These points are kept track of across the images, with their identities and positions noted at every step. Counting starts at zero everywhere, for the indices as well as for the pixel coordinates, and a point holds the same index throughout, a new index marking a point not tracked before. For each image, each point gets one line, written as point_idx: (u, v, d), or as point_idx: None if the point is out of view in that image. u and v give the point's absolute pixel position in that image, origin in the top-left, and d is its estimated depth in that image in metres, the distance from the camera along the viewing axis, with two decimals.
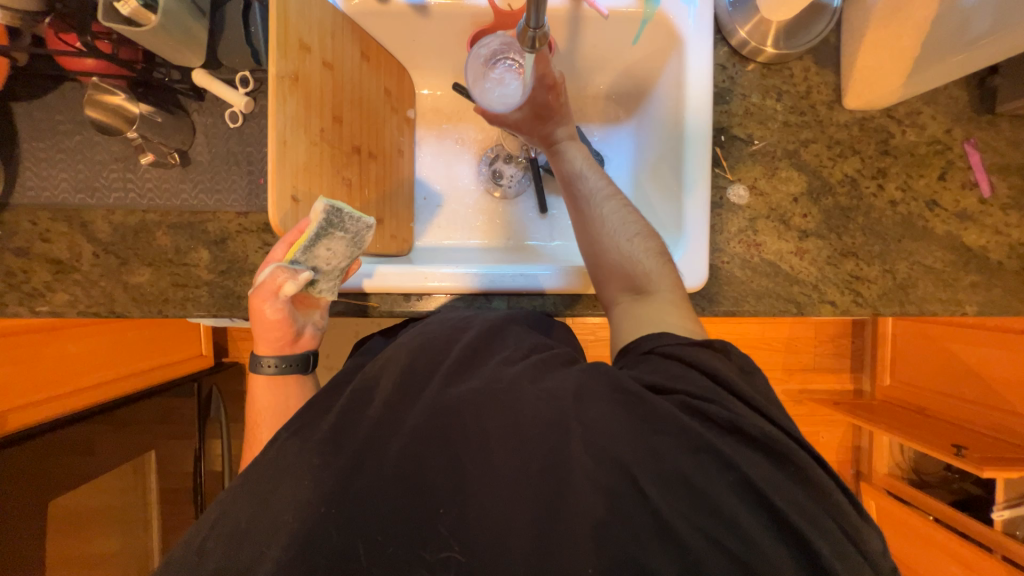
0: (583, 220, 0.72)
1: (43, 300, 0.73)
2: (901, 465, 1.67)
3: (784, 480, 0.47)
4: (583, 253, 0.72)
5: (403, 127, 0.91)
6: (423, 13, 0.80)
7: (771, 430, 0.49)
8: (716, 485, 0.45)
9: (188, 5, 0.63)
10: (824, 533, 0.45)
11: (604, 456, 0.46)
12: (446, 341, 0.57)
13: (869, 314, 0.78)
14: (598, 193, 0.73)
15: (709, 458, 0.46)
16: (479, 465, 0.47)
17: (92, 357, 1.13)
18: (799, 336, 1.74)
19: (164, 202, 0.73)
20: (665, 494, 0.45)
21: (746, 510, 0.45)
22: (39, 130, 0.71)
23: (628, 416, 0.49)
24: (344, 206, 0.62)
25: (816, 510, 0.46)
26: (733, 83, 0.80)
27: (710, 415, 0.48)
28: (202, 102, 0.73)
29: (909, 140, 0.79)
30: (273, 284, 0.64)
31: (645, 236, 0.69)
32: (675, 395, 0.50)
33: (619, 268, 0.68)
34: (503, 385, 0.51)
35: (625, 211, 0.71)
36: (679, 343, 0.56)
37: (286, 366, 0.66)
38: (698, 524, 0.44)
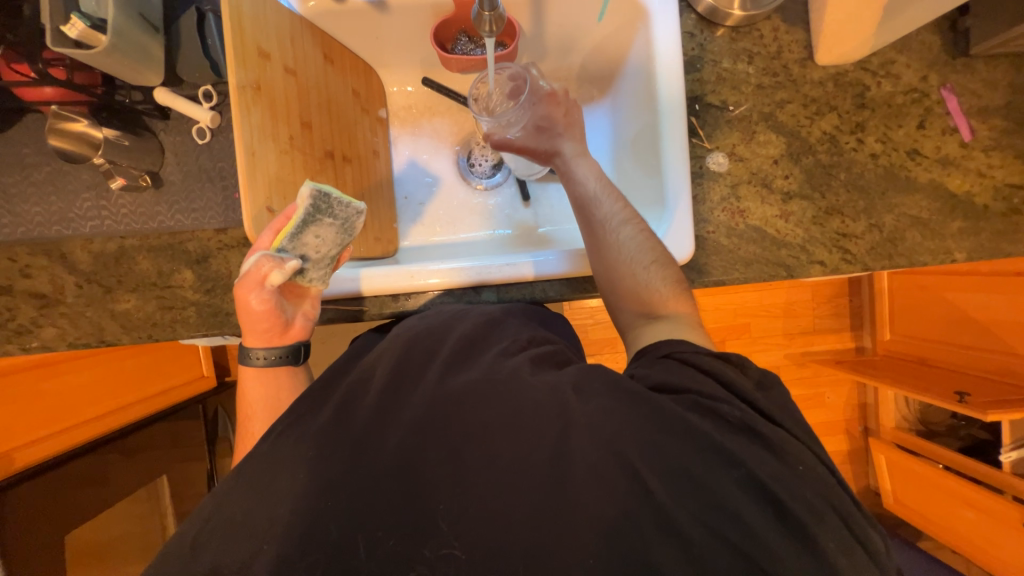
0: (596, 243, 0.71)
1: (32, 336, 0.73)
2: (907, 417, 1.67)
3: (790, 476, 0.47)
4: (596, 274, 0.71)
5: (376, 127, 0.90)
6: (382, 8, 0.78)
7: (782, 433, 0.50)
8: (722, 482, 0.45)
9: (139, 22, 0.61)
10: (829, 531, 0.45)
11: (608, 451, 0.46)
12: (442, 331, 0.59)
13: (860, 270, 0.78)
14: (614, 218, 0.71)
15: (715, 454, 0.47)
16: (480, 459, 0.47)
17: (92, 389, 1.13)
18: (797, 300, 1.74)
19: (141, 226, 0.72)
20: (672, 492, 0.45)
21: (752, 504, 0.45)
22: (5, 165, 0.70)
23: (634, 415, 0.49)
24: (332, 191, 0.61)
25: (821, 504, 0.46)
26: (703, 50, 0.79)
27: (721, 414, 0.49)
28: (167, 121, 0.71)
29: (885, 91, 0.78)
30: (259, 273, 0.62)
31: (662, 263, 0.69)
32: (687, 395, 0.51)
33: (635, 293, 0.67)
34: (503, 376, 0.52)
35: (644, 237, 0.69)
36: (694, 351, 0.57)
37: (275, 357, 0.66)
38: (702, 517, 0.44)
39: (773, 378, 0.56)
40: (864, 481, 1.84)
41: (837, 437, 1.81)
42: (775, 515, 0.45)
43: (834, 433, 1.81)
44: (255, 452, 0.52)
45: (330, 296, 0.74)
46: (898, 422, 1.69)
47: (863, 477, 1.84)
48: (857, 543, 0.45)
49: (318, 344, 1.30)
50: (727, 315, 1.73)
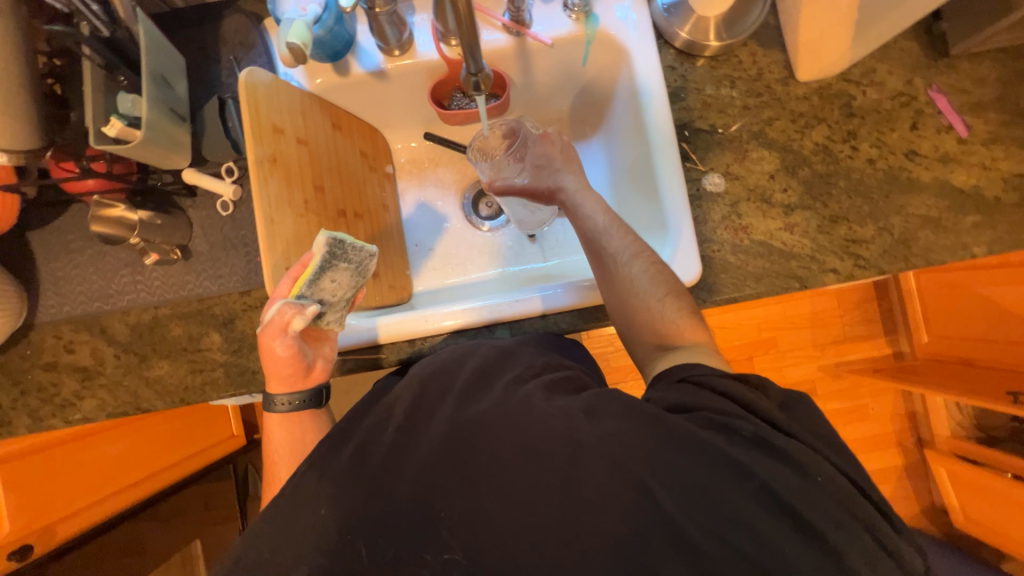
0: (609, 279, 0.71)
1: (74, 408, 0.77)
2: (963, 424, 1.57)
3: (809, 490, 0.46)
4: (610, 308, 0.72)
5: (384, 182, 0.95)
6: (382, 77, 0.85)
7: (795, 443, 0.49)
8: (732, 492, 0.45)
9: (169, 115, 0.68)
10: (850, 537, 0.44)
11: (619, 469, 0.46)
12: (454, 363, 0.59)
13: (876, 275, 0.76)
14: (625, 252, 0.71)
15: (726, 467, 0.46)
16: (491, 486, 0.47)
17: (130, 456, 1.16)
18: (821, 309, 1.69)
19: (172, 296, 0.77)
20: (684, 506, 0.44)
21: (764, 514, 0.44)
22: (53, 251, 0.77)
23: (646, 432, 0.48)
24: (345, 237, 0.65)
25: (840, 512, 0.45)
26: (685, 80, 0.83)
27: (734, 430, 0.49)
28: (195, 198, 0.78)
29: (871, 98, 0.80)
30: (281, 321, 0.65)
31: (676, 294, 0.69)
32: (700, 413, 0.51)
33: (652, 326, 0.68)
34: (515, 404, 0.52)
35: (656, 270, 0.70)
36: (708, 373, 0.56)
37: (298, 403, 0.68)
38: (715, 530, 0.44)
39: (798, 395, 0.54)
40: (928, 499, 1.69)
41: (889, 451, 1.70)
42: (790, 521, 0.44)
43: (885, 447, 1.70)
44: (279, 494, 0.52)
45: (346, 346, 0.77)
46: (954, 430, 1.58)
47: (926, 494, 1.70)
48: (880, 548, 0.45)
49: (342, 393, 1.32)
50: (751, 329, 1.68)
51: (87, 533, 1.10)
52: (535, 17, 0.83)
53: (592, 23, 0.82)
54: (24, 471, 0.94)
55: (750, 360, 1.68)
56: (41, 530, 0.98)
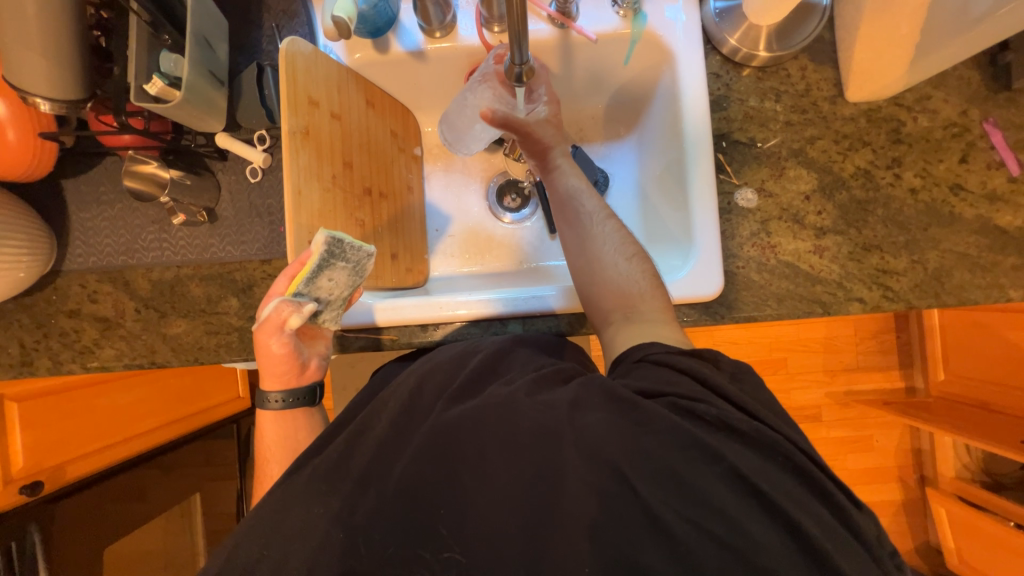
0: (578, 237, 0.71)
1: (93, 356, 0.79)
2: (969, 466, 1.55)
3: (775, 471, 0.47)
4: (574, 267, 0.71)
5: (411, 164, 0.95)
6: (421, 57, 0.84)
7: (758, 424, 0.49)
8: (705, 478, 0.45)
9: (208, 77, 0.68)
10: (812, 513, 0.45)
11: (592, 453, 0.46)
12: (455, 364, 0.59)
13: (903, 308, 0.75)
14: (596, 213, 0.72)
15: (695, 450, 0.46)
16: (477, 476, 0.48)
17: (141, 407, 1.19)
18: (838, 335, 1.66)
19: (195, 257, 0.78)
20: (652, 487, 0.44)
21: (737, 500, 0.44)
22: (86, 201, 0.78)
23: (621, 420, 0.48)
24: (344, 237, 0.63)
25: (799, 490, 0.46)
26: (729, 90, 0.81)
27: (698, 413, 0.49)
28: (225, 162, 0.78)
29: (922, 126, 0.77)
30: (277, 318, 0.66)
31: (641, 257, 0.70)
32: (665, 396, 0.51)
33: (616, 288, 0.67)
34: (498, 401, 0.51)
35: (625, 233, 0.72)
36: (667, 351, 0.57)
37: (292, 400, 0.70)
38: (687, 514, 0.44)
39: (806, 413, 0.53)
40: (922, 536, 1.68)
41: (890, 485, 1.67)
42: (765, 508, 0.44)
43: (885, 481, 1.67)
44: (281, 485, 0.54)
45: (355, 325, 0.77)
46: (959, 472, 1.57)
47: (921, 531, 1.68)
48: (839, 523, 0.45)
49: (349, 369, 1.33)
50: (763, 348, 1.66)
51: (106, 471, 1.13)
52: (582, 10, 0.81)
53: (639, 22, 0.80)
54: (37, 412, 0.98)
55: None
56: (52, 469, 1.01)
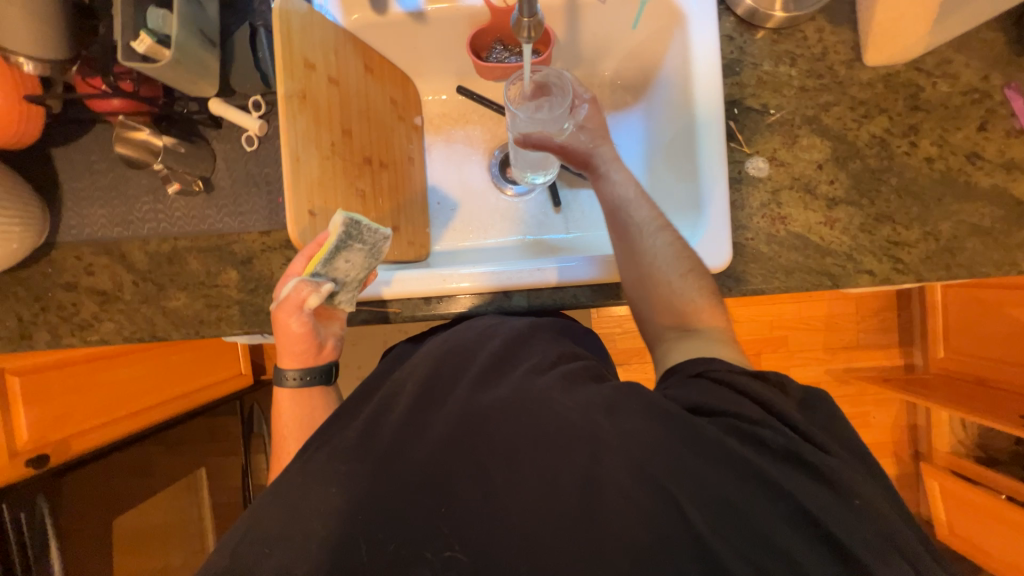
0: (629, 250, 0.69)
1: (92, 330, 0.78)
2: (964, 441, 1.56)
3: (843, 511, 0.45)
4: (626, 284, 0.70)
5: (411, 134, 0.92)
6: (420, 19, 0.81)
7: (829, 459, 0.48)
8: (761, 511, 0.44)
9: (198, 36, 0.65)
10: (880, 560, 0.43)
11: (642, 474, 0.45)
12: (473, 347, 0.61)
13: (914, 282, 0.73)
14: (649, 224, 0.69)
15: (754, 480, 0.45)
16: (508, 481, 0.47)
17: (143, 382, 1.18)
18: (839, 313, 1.65)
19: (192, 228, 0.77)
20: (709, 518, 0.44)
21: (796, 536, 0.43)
22: (77, 171, 0.76)
23: (669, 438, 0.47)
24: (362, 218, 0.63)
25: (869, 532, 0.44)
26: (742, 53, 0.77)
27: (762, 440, 0.48)
28: (220, 130, 0.75)
29: (941, 92, 0.74)
30: (297, 297, 0.66)
31: (697, 273, 0.67)
32: (723, 416, 0.50)
33: (669, 304, 0.66)
34: (532, 395, 0.52)
35: (679, 245, 0.68)
36: (728, 370, 0.55)
37: (308, 378, 0.68)
38: (742, 550, 0.43)
39: (819, 395, 0.55)
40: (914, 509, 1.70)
41: (886, 460, 1.69)
42: (827, 548, 0.43)
43: (882, 456, 1.69)
44: (297, 465, 0.53)
45: (365, 298, 0.76)
46: (954, 447, 1.58)
47: (913, 504, 1.70)
48: (907, 565, 0.43)
49: (350, 346, 1.32)
50: (764, 326, 1.66)
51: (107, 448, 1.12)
52: None
53: None
54: (43, 382, 0.98)
55: (758, 356, 1.66)
56: (58, 442, 1.00)
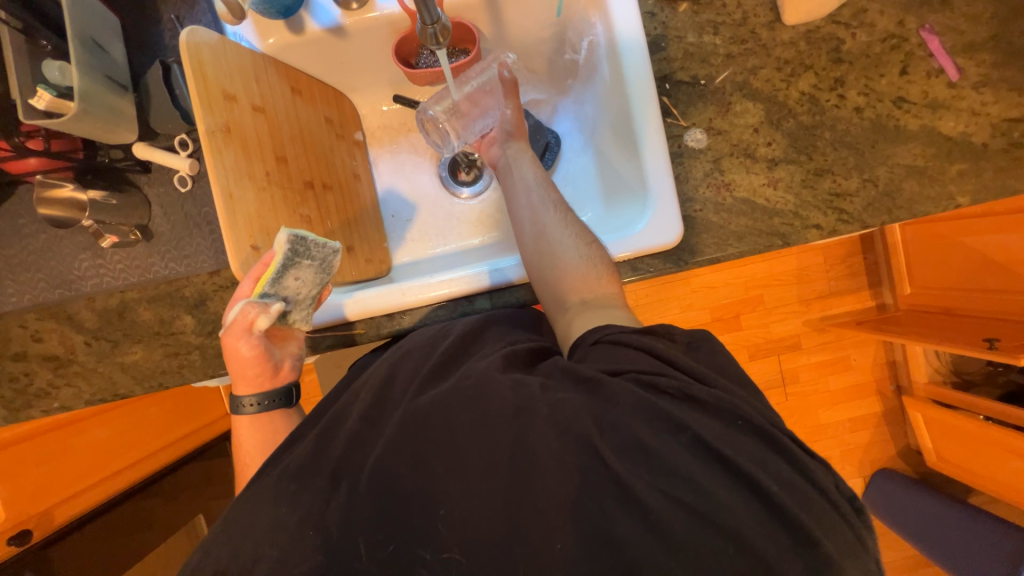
0: (529, 225, 0.70)
1: (50, 397, 0.75)
2: (941, 370, 1.62)
3: (765, 452, 0.47)
4: (529, 260, 0.69)
5: (353, 151, 0.91)
6: (341, 34, 0.79)
7: (718, 392, 0.49)
8: (673, 449, 0.46)
9: (107, 82, 0.64)
10: (775, 474, 0.45)
11: (566, 433, 0.47)
12: (429, 346, 0.61)
13: (860, 229, 0.75)
14: (545, 199, 0.71)
15: (661, 421, 0.47)
16: (446, 461, 0.47)
17: (121, 440, 1.16)
18: (808, 265, 1.69)
19: (137, 278, 0.74)
20: (628, 464, 0.45)
21: (708, 470, 0.45)
22: (6, 237, 0.73)
23: (587, 399, 0.49)
24: (307, 234, 0.62)
25: (761, 451, 0.46)
26: (666, 28, 0.78)
27: (659, 386, 0.49)
28: (150, 174, 0.73)
29: (861, 42, 0.76)
30: (245, 320, 0.63)
31: (594, 243, 0.69)
32: (626, 373, 0.51)
33: (566, 274, 0.66)
34: (469, 379, 0.52)
35: (572, 218, 0.70)
36: (622, 331, 0.57)
37: (267, 403, 0.67)
38: (657, 485, 0.44)
39: (702, 336, 0.59)
40: (904, 441, 1.76)
41: (869, 399, 1.75)
42: (732, 475, 0.45)
43: (865, 396, 1.75)
44: (246, 490, 0.52)
45: (325, 322, 0.75)
46: (932, 376, 1.63)
47: (902, 437, 1.76)
48: (804, 479, 0.46)
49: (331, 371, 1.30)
50: (738, 289, 1.69)
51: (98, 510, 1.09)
52: None
53: None
54: (14, 459, 0.95)
55: (736, 318, 1.70)
56: (39, 515, 0.97)
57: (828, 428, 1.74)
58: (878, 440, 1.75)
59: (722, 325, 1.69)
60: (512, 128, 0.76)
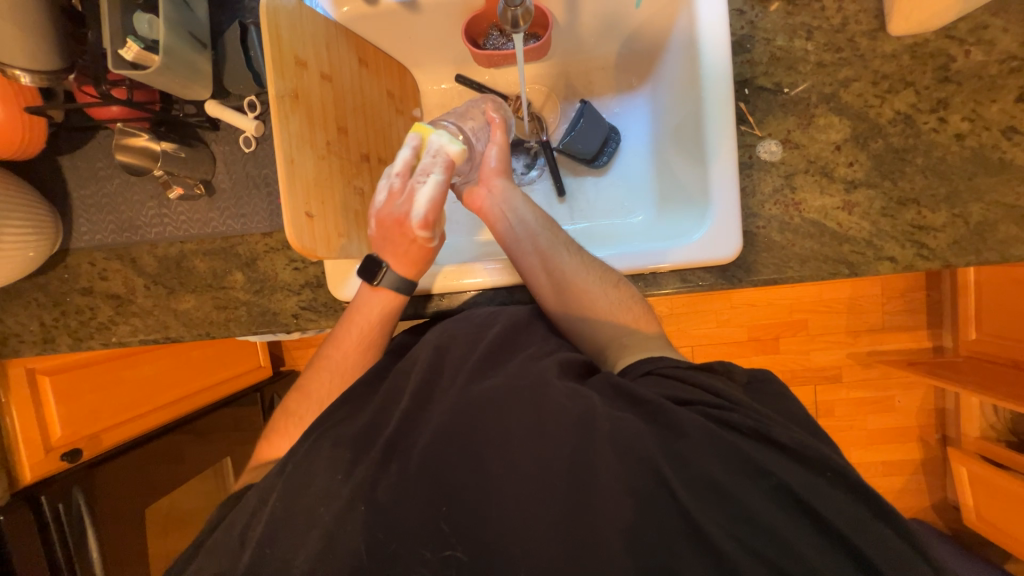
0: (544, 282, 0.67)
1: (110, 332, 0.80)
2: (995, 425, 1.49)
3: (865, 516, 0.44)
4: (554, 313, 0.66)
5: (410, 127, 0.91)
6: (413, 8, 0.78)
7: (800, 436, 0.47)
8: (751, 493, 0.44)
9: (188, 39, 0.65)
10: (871, 538, 0.43)
11: (631, 456, 0.46)
12: (476, 334, 0.60)
13: (940, 267, 0.69)
14: (554, 248, 0.68)
15: (737, 462, 0.46)
16: (502, 464, 0.47)
17: (165, 379, 1.23)
18: (863, 295, 1.59)
19: (197, 231, 0.77)
20: (700, 502, 0.44)
21: (785, 518, 0.44)
22: (84, 178, 0.77)
23: (651, 424, 0.48)
24: None
25: (857, 512, 0.44)
26: (754, 27, 0.73)
27: (732, 423, 0.48)
28: (218, 132, 0.75)
29: (975, 61, 0.68)
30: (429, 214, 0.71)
31: (613, 281, 0.66)
32: (695, 406, 0.50)
33: (593, 319, 0.64)
34: (527, 381, 0.52)
35: (586, 260, 0.68)
36: (675, 366, 0.56)
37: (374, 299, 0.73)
38: (731, 529, 0.43)
39: (765, 376, 0.56)
40: (940, 493, 1.65)
41: (909, 445, 1.64)
42: (801, 514, 0.44)
43: (904, 441, 1.64)
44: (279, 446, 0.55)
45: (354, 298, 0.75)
46: (984, 431, 1.52)
47: (940, 489, 1.65)
48: (889, 531, 0.44)
49: None
50: (783, 310, 1.61)
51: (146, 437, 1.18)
52: None
53: None
54: (70, 384, 1.04)
55: (775, 341, 1.62)
56: (88, 437, 1.07)
57: (859, 468, 1.65)
58: (911, 488, 1.65)
59: (759, 346, 1.62)
60: (496, 163, 0.76)
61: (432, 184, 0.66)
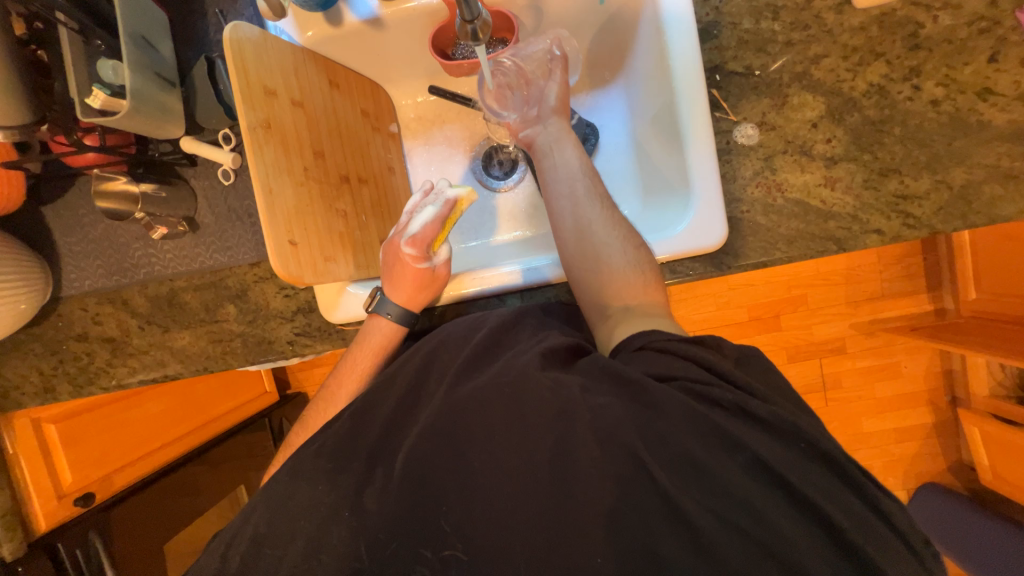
0: (573, 223, 0.66)
1: (108, 376, 0.81)
2: (1004, 383, 1.48)
3: (872, 514, 0.44)
4: (567, 257, 0.67)
5: (388, 143, 0.91)
6: (378, 25, 0.78)
7: (777, 409, 0.47)
8: (726, 467, 0.44)
9: (156, 79, 0.65)
10: (842, 505, 0.43)
11: (610, 442, 0.46)
12: (465, 338, 0.60)
13: (926, 236, 0.68)
14: (591, 194, 0.67)
15: (713, 435, 0.45)
16: (484, 460, 0.48)
17: (173, 414, 1.24)
18: (860, 265, 1.58)
19: (185, 268, 0.77)
20: (678, 481, 0.44)
21: (762, 490, 0.44)
22: (68, 226, 0.77)
23: (632, 405, 0.48)
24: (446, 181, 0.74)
25: (862, 505, 0.44)
26: (720, 13, 0.73)
27: (712, 398, 0.47)
28: (196, 167, 0.76)
29: (944, 26, 0.68)
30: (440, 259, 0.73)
31: (637, 247, 0.65)
32: (678, 381, 0.49)
33: (605, 274, 0.64)
34: (510, 378, 0.52)
35: (617, 217, 0.66)
36: (668, 338, 0.54)
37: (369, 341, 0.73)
38: (709, 505, 0.43)
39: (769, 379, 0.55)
40: (955, 455, 1.64)
41: (919, 410, 1.64)
42: (776, 485, 0.44)
43: (913, 406, 1.64)
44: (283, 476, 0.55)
45: (347, 319, 0.75)
46: (993, 390, 1.51)
47: (953, 452, 1.64)
48: (877, 515, 0.44)
49: None
50: (780, 287, 1.61)
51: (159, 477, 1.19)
52: None
53: None
54: (75, 428, 1.04)
55: (776, 318, 1.62)
56: (100, 479, 1.06)
57: (871, 437, 1.65)
58: (925, 452, 1.65)
59: (760, 325, 1.62)
60: (555, 103, 0.75)
61: (427, 211, 0.71)
